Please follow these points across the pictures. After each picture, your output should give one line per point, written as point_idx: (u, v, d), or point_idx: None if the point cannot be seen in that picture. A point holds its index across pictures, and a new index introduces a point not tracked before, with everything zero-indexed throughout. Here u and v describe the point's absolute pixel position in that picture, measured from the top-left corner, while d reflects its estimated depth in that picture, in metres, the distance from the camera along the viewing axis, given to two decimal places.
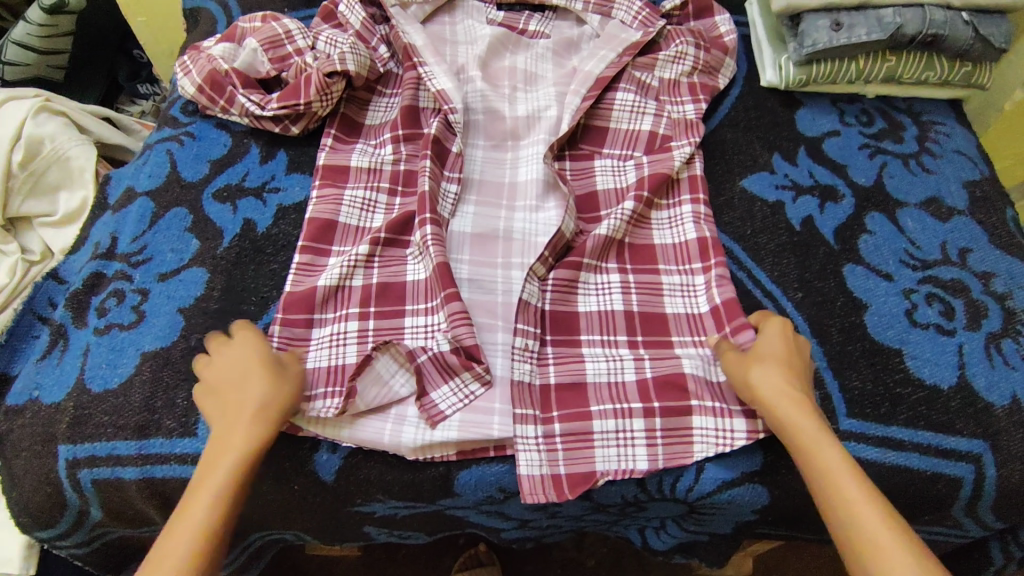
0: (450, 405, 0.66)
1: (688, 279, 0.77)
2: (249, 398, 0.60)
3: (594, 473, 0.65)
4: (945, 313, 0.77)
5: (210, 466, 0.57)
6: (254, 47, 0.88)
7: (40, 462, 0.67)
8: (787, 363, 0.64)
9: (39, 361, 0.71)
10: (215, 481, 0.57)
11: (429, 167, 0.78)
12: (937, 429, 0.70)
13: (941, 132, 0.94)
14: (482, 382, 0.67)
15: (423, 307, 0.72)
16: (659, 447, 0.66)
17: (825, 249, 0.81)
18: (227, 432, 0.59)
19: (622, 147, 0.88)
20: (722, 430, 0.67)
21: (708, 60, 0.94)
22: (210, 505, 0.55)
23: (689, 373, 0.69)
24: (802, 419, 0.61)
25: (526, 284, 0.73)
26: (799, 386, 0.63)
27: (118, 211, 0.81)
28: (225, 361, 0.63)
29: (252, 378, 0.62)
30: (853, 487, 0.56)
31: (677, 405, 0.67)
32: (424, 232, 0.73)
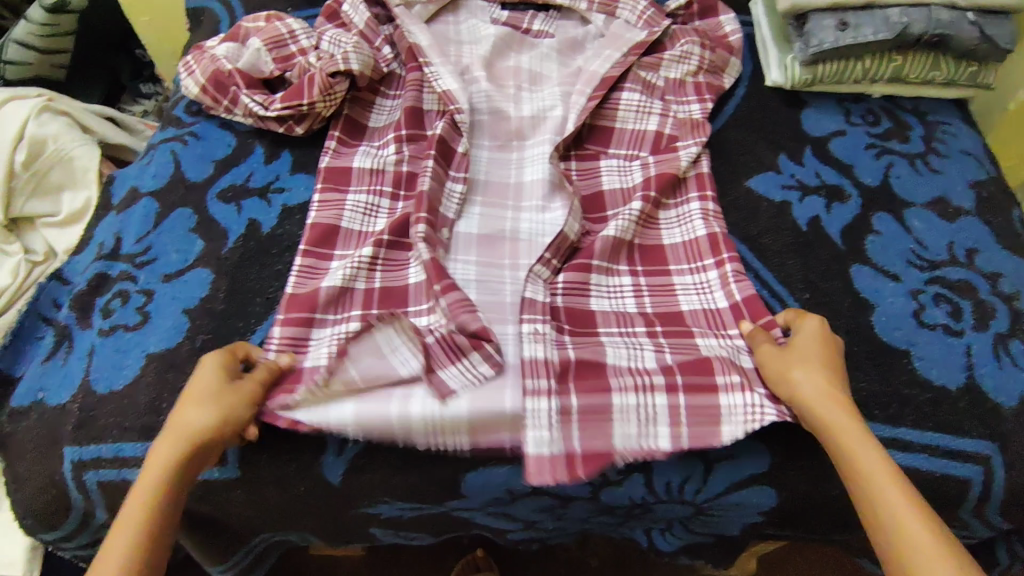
0: (458, 382, 0.65)
1: (701, 276, 0.77)
2: (177, 420, 0.60)
3: (611, 454, 0.63)
4: (952, 313, 0.77)
5: (138, 488, 0.58)
6: (258, 47, 0.87)
7: (45, 464, 0.66)
8: (825, 366, 0.64)
9: (44, 362, 0.71)
10: (137, 503, 0.57)
11: (432, 167, 0.78)
12: (944, 430, 0.70)
13: (947, 132, 0.94)
14: (491, 364, 0.66)
15: (423, 307, 0.71)
16: (682, 426, 0.64)
17: (832, 249, 0.81)
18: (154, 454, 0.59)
19: (628, 148, 0.87)
20: (751, 407, 0.64)
21: (713, 60, 0.94)
22: (133, 527, 0.56)
23: (710, 355, 0.68)
24: (841, 417, 0.60)
25: (530, 284, 0.73)
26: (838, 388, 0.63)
27: (122, 210, 0.81)
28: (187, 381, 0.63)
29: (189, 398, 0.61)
30: (887, 489, 0.56)
31: (701, 382, 0.65)
32: (418, 229, 0.73)
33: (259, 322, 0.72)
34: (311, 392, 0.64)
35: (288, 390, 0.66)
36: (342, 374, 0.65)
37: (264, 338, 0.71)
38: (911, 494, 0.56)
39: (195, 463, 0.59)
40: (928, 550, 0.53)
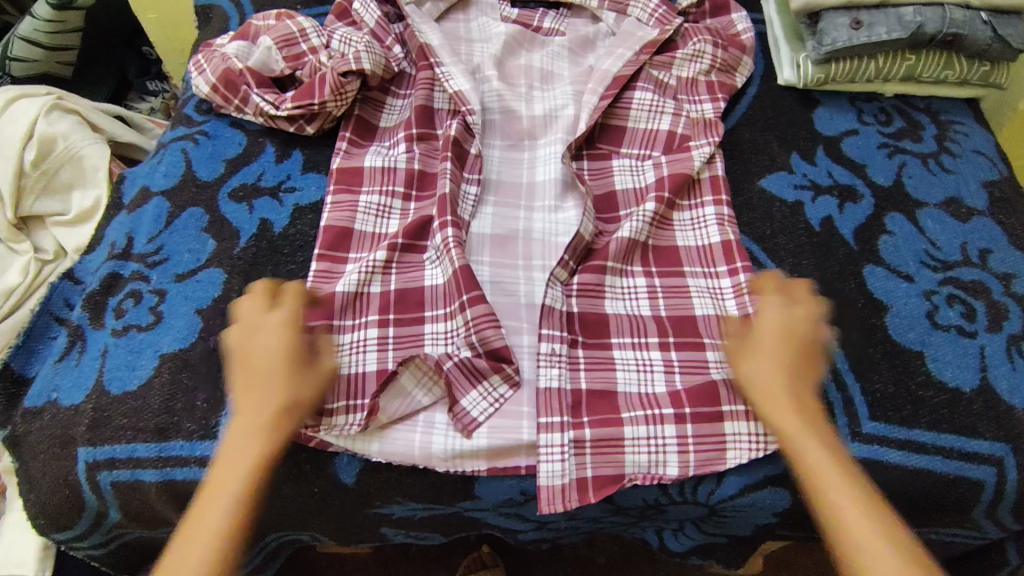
0: (481, 411, 0.66)
1: (714, 282, 0.77)
2: (262, 397, 0.60)
3: (620, 476, 0.65)
4: (966, 314, 0.76)
5: (228, 465, 0.57)
6: (269, 45, 0.87)
7: (59, 465, 0.66)
8: (781, 353, 0.63)
9: (57, 362, 0.71)
10: (232, 481, 0.56)
11: (449, 169, 0.78)
12: (959, 432, 0.69)
13: (960, 131, 0.93)
14: (511, 385, 0.67)
15: (442, 312, 0.71)
16: (690, 454, 0.66)
17: (845, 250, 0.81)
18: (239, 430, 0.59)
19: (640, 147, 0.87)
20: (756, 435, 0.67)
21: (726, 58, 0.93)
22: (230, 503, 0.55)
23: (719, 379, 0.69)
24: (785, 416, 0.60)
25: (549, 289, 0.73)
26: (792, 376, 0.62)
27: (134, 210, 0.81)
28: (255, 352, 0.62)
29: (276, 375, 0.61)
30: (834, 483, 0.56)
31: (709, 412, 0.67)
32: (445, 234, 0.73)
33: None
34: (336, 427, 0.65)
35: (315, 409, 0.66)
36: (365, 412, 0.65)
37: None
38: (856, 493, 0.56)
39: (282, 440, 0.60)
40: (866, 552, 0.53)
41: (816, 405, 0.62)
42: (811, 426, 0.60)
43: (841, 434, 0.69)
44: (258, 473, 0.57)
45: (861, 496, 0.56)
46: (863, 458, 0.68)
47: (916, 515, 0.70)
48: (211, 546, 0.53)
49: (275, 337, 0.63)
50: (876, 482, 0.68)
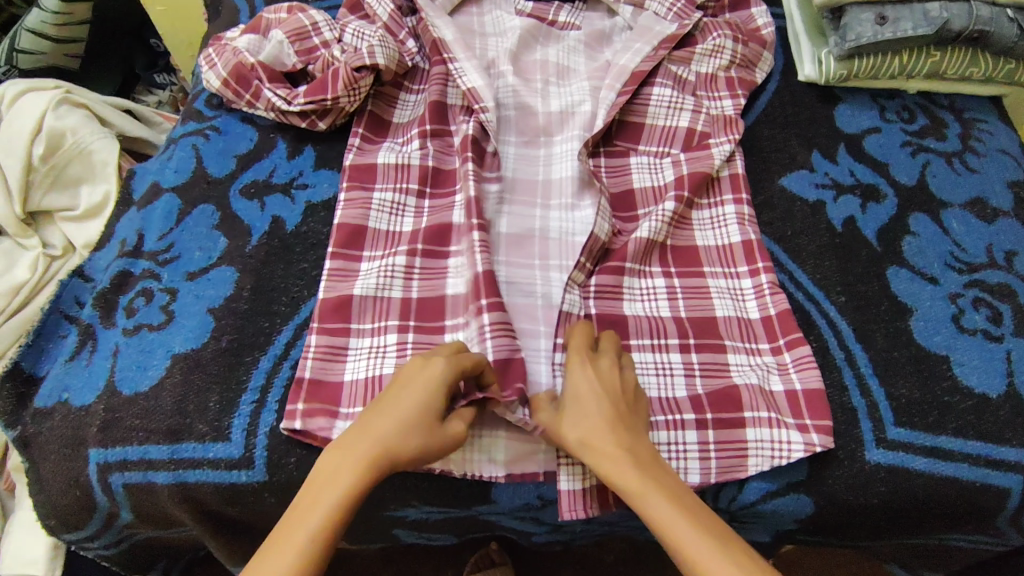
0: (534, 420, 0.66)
1: (734, 283, 0.76)
2: (382, 437, 0.56)
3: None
4: (992, 318, 0.75)
5: (321, 497, 0.54)
6: (280, 39, 0.86)
7: (70, 466, 0.65)
8: (604, 416, 0.59)
9: (68, 362, 0.70)
10: (315, 513, 0.54)
11: (471, 170, 0.77)
12: (986, 439, 0.68)
13: (984, 130, 0.91)
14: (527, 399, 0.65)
15: (458, 321, 0.70)
16: (712, 460, 0.65)
17: (868, 251, 0.79)
18: (344, 467, 0.56)
19: (658, 144, 0.85)
20: (779, 443, 0.66)
21: (746, 54, 0.91)
22: (309, 539, 0.52)
23: (742, 384, 0.69)
24: (631, 480, 0.56)
25: (567, 294, 0.72)
26: (620, 437, 0.58)
27: (144, 206, 0.79)
28: (400, 388, 0.59)
29: (407, 423, 0.57)
30: (694, 547, 0.53)
31: (731, 418, 0.67)
32: (473, 238, 0.72)
33: (285, 323, 0.70)
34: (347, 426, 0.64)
35: (328, 412, 0.64)
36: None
37: (290, 341, 0.69)
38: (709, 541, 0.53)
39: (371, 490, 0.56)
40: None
41: (649, 459, 0.58)
42: (656, 485, 0.56)
43: (865, 441, 0.67)
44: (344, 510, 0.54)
45: (720, 540, 0.53)
46: (888, 465, 0.66)
47: (938, 521, 0.69)
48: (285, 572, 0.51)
49: (427, 379, 0.58)
50: (901, 490, 0.67)
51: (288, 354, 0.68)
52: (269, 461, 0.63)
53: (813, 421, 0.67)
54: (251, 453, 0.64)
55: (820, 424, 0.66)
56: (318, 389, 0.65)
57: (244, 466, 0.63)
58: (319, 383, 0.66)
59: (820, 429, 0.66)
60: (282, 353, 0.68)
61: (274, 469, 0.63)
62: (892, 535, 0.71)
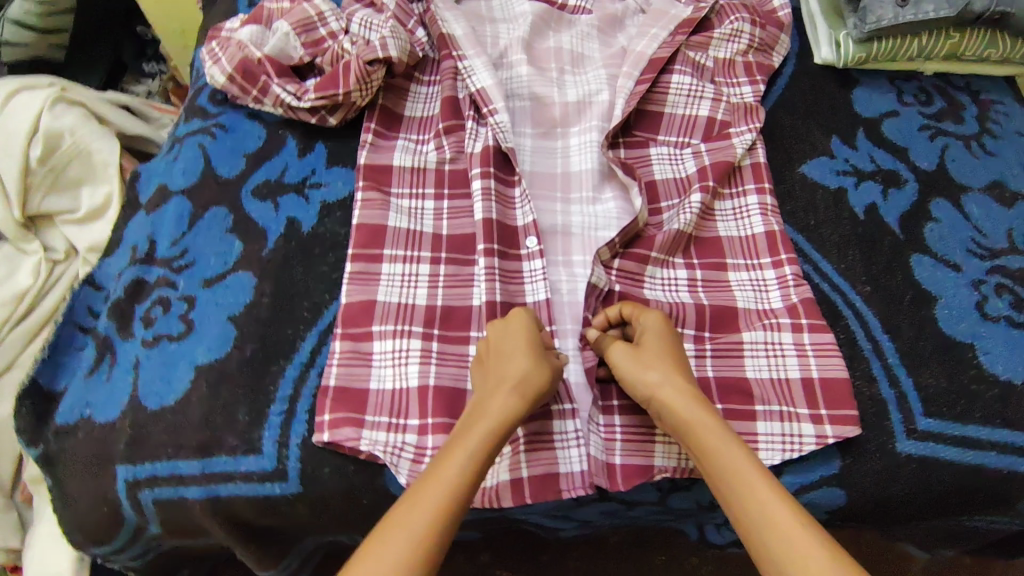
0: (574, 457, 0.65)
1: (758, 274, 0.75)
2: (513, 369, 0.59)
3: (650, 466, 0.65)
4: (1015, 305, 0.75)
5: (467, 437, 0.56)
6: (286, 31, 0.82)
7: (98, 482, 0.64)
8: (680, 363, 0.62)
9: (88, 377, 0.68)
10: (469, 443, 0.55)
11: (492, 188, 0.75)
12: (1014, 427, 0.68)
13: (1001, 111, 0.90)
14: (569, 416, 0.66)
15: (475, 335, 0.68)
16: None
17: (891, 239, 0.79)
18: (489, 403, 0.58)
19: (679, 134, 0.83)
20: (791, 436, 0.65)
21: (764, 37, 0.90)
22: (456, 482, 0.53)
23: (752, 376, 0.68)
24: (705, 417, 0.58)
25: (593, 269, 0.71)
26: (693, 383, 0.61)
27: (154, 210, 0.77)
28: (501, 334, 0.63)
29: (529, 348, 0.61)
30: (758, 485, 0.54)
31: (742, 409, 0.66)
32: (487, 264, 0.70)
33: (308, 329, 0.69)
34: (375, 435, 0.62)
35: (355, 421, 0.63)
36: (415, 431, 0.63)
37: (315, 348, 0.68)
38: (772, 482, 0.54)
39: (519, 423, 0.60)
40: (795, 538, 0.50)
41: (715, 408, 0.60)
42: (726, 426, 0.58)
43: (896, 433, 0.67)
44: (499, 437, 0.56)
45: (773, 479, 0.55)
46: (919, 456, 0.67)
47: (964, 507, 0.70)
48: (424, 518, 0.51)
49: (524, 324, 0.63)
50: (930, 479, 0.67)
51: (313, 361, 0.67)
52: (303, 473, 0.62)
53: (829, 412, 0.66)
54: (284, 465, 0.62)
55: (835, 415, 0.66)
56: (345, 396, 0.64)
57: (277, 478, 0.62)
58: (347, 391, 0.64)
59: (834, 420, 0.66)
60: (309, 361, 0.67)
61: (308, 480, 0.62)
62: (919, 520, 0.72)
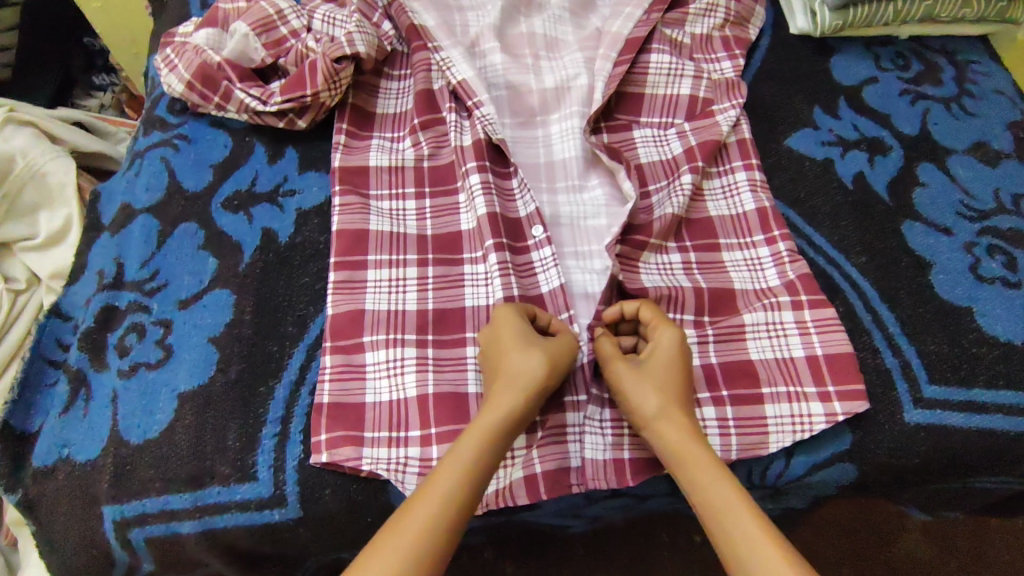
0: (579, 451, 0.63)
1: (751, 253, 0.73)
2: (507, 367, 0.57)
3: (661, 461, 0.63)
4: (1008, 265, 0.74)
5: (463, 439, 0.54)
6: (245, 32, 0.77)
7: (84, 525, 0.60)
8: (678, 389, 0.59)
9: (63, 415, 0.63)
10: (468, 450, 0.53)
11: (482, 182, 0.71)
12: (1017, 387, 0.68)
13: (978, 71, 0.90)
14: (574, 407, 0.65)
15: (472, 336, 0.66)
16: (733, 437, 0.63)
17: (881, 207, 0.78)
18: (488, 406, 0.56)
19: (661, 114, 0.81)
20: (800, 417, 0.64)
21: (739, 10, 0.88)
22: (454, 493, 0.51)
23: (757, 358, 0.66)
24: (696, 452, 0.56)
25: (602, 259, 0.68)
26: (689, 413, 0.59)
27: (119, 232, 0.72)
28: (492, 331, 0.60)
29: (519, 339, 0.58)
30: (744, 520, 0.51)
31: (748, 393, 0.65)
32: (492, 261, 0.67)
33: (295, 345, 0.65)
34: (376, 452, 0.60)
35: (354, 438, 0.60)
36: (418, 444, 0.60)
37: (303, 363, 0.64)
38: (759, 517, 0.52)
39: (528, 418, 0.57)
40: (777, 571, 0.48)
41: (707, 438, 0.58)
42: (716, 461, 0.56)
43: (904, 403, 0.67)
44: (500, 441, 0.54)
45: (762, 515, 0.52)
46: (927, 425, 0.66)
47: (974, 472, 0.69)
48: (410, 541, 0.48)
49: (514, 316, 0.60)
50: (940, 447, 0.66)
51: (303, 379, 0.63)
52: (302, 496, 0.59)
53: (836, 388, 0.64)
54: (282, 490, 0.59)
55: (843, 391, 0.64)
56: (340, 413, 0.61)
57: (275, 504, 0.59)
58: (342, 407, 0.61)
59: (843, 397, 0.64)
60: (298, 379, 0.63)
61: (308, 503, 0.59)
62: (929, 487, 0.72)
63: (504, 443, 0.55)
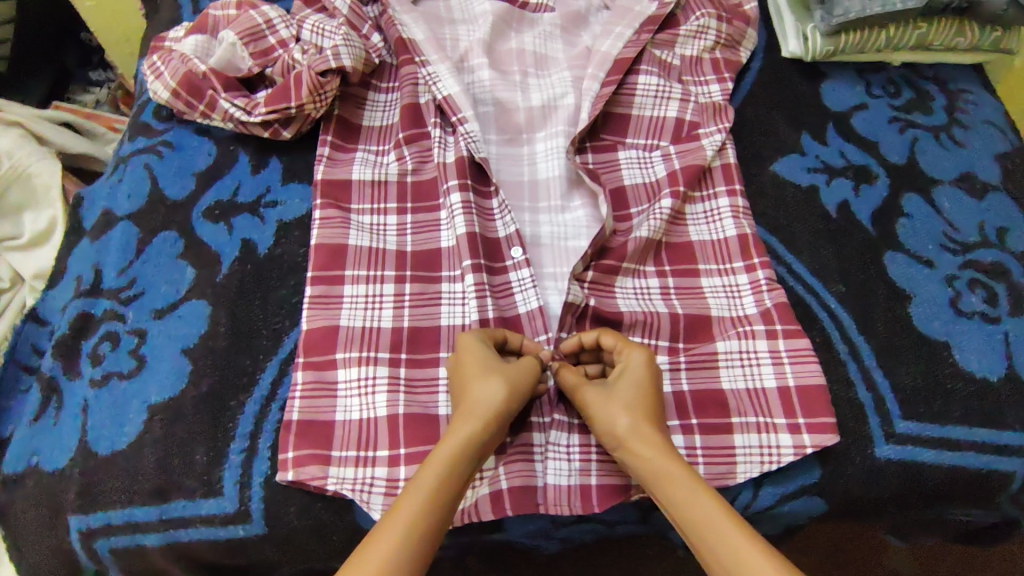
0: (545, 472, 0.64)
1: (730, 279, 0.72)
2: (469, 398, 0.57)
3: (626, 487, 0.63)
4: (988, 299, 0.74)
5: (424, 470, 0.54)
6: (232, 41, 0.78)
7: (50, 534, 0.60)
8: (650, 405, 0.59)
9: (33, 422, 0.64)
10: (426, 480, 0.53)
11: (462, 201, 0.71)
12: (990, 425, 0.68)
13: (969, 100, 0.89)
14: (542, 429, 0.65)
15: (445, 356, 0.66)
16: (700, 466, 0.63)
17: (864, 236, 0.78)
18: (448, 435, 0.56)
19: (647, 136, 0.81)
20: (768, 448, 0.64)
21: (730, 33, 0.88)
22: (414, 519, 0.51)
23: (728, 389, 0.66)
24: (671, 466, 0.56)
25: (569, 287, 0.68)
26: (661, 429, 0.58)
27: (98, 238, 0.73)
28: (456, 359, 0.61)
29: (480, 369, 0.58)
30: (728, 531, 0.51)
31: (718, 422, 0.65)
32: (468, 282, 0.67)
33: (268, 359, 0.65)
34: (343, 471, 0.60)
35: (322, 457, 0.60)
36: (385, 464, 0.60)
37: (276, 379, 0.64)
38: (742, 526, 0.52)
39: (491, 445, 0.57)
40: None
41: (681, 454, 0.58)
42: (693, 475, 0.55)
43: (875, 438, 0.67)
44: (461, 469, 0.54)
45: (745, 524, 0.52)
46: (897, 460, 0.66)
47: (945, 507, 0.69)
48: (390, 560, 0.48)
49: (475, 346, 0.60)
50: (910, 483, 0.66)
51: (275, 394, 0.64)
52: (268, 513, 0.59)
53: (806, 420, 0.64)
54: (247, 506, 0.59)
55: (813, 424, 0.64)
56: (309, 431, 0.61)
57: (240, 520, 0.59)
58: (312, 424, 0.61)
59: (812, 429, 0.64)
60: (270, 394, 0.64)
61: (273, 520, 0.59)
62: (901, 521, 0.72)
63: (466, 472, 0.54)
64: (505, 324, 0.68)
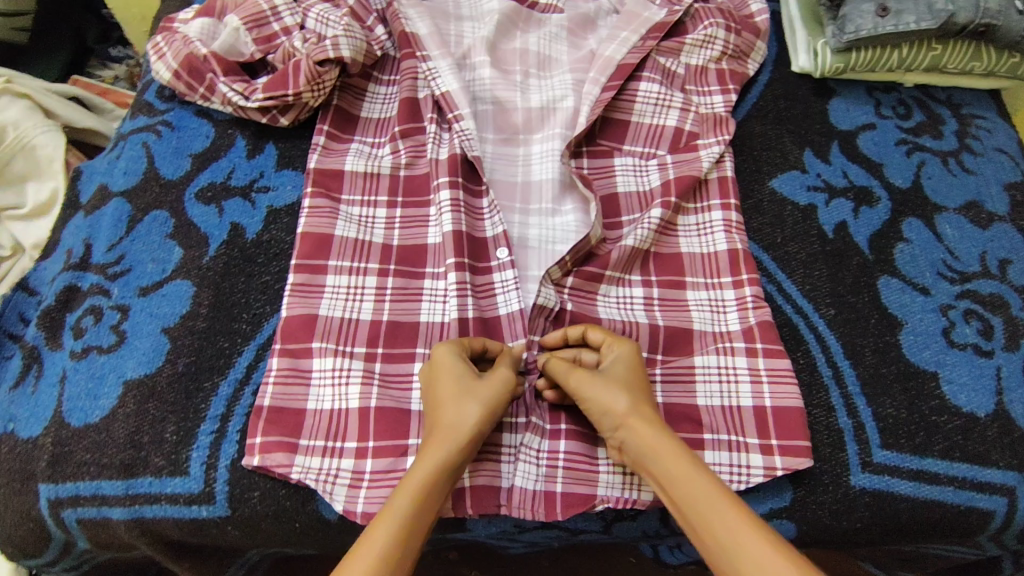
0: (512, 474, 0.63)
1: (716, 294, 0.71)
2: (446, 415, 0.57)
3: (592, 495, 0.62)
4: (983, 332, 0.72)
5: (402, 489, 0.54)
6: (236, 26, 0.79)
7: (19, 501, 0.61)
8: (643, 388, 0.60)
9: (13, 390, 0.65)
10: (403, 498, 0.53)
11: (450, 199, 0.71)
12: (972, 460, 0.66)
13: (982, 126, 0.87)
14: (513, 430, 0.64)
15: (421, 353, 0.66)
16: None
17: (859, 259, 0.76)
18: (424, 454, 0.56)
19: (645, 144, 0.80)
20: (738, 467, 0.63)
21: (738, 44, 0.86)
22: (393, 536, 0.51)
23: (703, 405, 0.65)
24: (668, 443, 0.56)
25: (541, 288, 0.68)
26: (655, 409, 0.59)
27: (92, 213, 0.74)
28: (432, 374, 0.60)
29: (457, 387, 0.58)
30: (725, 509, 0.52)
31: (690, 437, 0.64)
32: (450, 279, 0.67)
33: (246, 343, 0.66)
34: (309, 459, 0.60)
35: (290, 444, 0.60)
36: (352, 455, 0.60)
37: (252, 363, 0.65)
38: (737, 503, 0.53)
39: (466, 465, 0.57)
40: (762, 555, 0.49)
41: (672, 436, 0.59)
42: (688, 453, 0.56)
43: (851, 465, 0.65)
44: (437, 488, 0.55)
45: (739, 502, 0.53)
46: (873, 490, 0.65)
47: (921, 541, 0.68)
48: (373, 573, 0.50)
49: (451, 363, 0.59)
50: (885, 514, 0.65)
51: (249, 378, 0.64)
52: (231, 496, 0.60)
53: (780, 442, 0.63)
54: (212, 488, 0.60)
55: (786, 446, 0.63)
56: (279, 418, 0.61)
57: (204, 501, 0.60)
58: (282, 412, 0.62)
59: (784, 452, 0.63)
60: (244, 377, 0.64)
61: (236, 504, 0.60)
62: (876, 552, 0.70)
63: (442, 490, 0.55)
64: (483, 324, 0.67)
